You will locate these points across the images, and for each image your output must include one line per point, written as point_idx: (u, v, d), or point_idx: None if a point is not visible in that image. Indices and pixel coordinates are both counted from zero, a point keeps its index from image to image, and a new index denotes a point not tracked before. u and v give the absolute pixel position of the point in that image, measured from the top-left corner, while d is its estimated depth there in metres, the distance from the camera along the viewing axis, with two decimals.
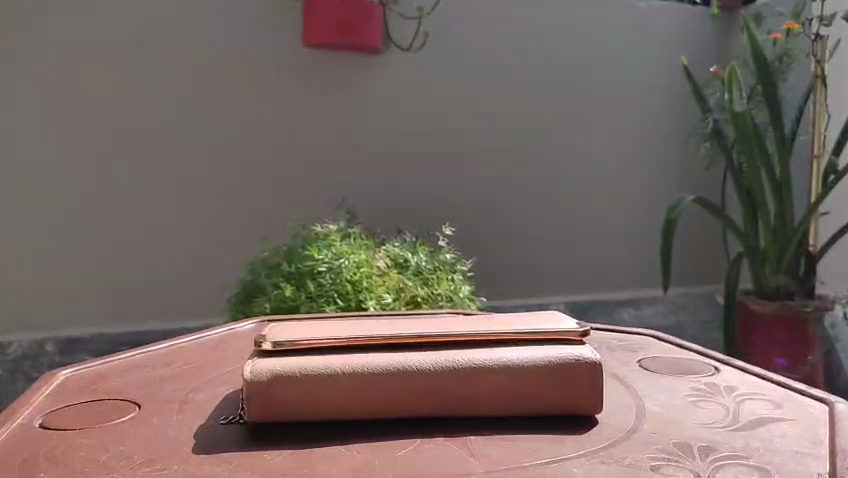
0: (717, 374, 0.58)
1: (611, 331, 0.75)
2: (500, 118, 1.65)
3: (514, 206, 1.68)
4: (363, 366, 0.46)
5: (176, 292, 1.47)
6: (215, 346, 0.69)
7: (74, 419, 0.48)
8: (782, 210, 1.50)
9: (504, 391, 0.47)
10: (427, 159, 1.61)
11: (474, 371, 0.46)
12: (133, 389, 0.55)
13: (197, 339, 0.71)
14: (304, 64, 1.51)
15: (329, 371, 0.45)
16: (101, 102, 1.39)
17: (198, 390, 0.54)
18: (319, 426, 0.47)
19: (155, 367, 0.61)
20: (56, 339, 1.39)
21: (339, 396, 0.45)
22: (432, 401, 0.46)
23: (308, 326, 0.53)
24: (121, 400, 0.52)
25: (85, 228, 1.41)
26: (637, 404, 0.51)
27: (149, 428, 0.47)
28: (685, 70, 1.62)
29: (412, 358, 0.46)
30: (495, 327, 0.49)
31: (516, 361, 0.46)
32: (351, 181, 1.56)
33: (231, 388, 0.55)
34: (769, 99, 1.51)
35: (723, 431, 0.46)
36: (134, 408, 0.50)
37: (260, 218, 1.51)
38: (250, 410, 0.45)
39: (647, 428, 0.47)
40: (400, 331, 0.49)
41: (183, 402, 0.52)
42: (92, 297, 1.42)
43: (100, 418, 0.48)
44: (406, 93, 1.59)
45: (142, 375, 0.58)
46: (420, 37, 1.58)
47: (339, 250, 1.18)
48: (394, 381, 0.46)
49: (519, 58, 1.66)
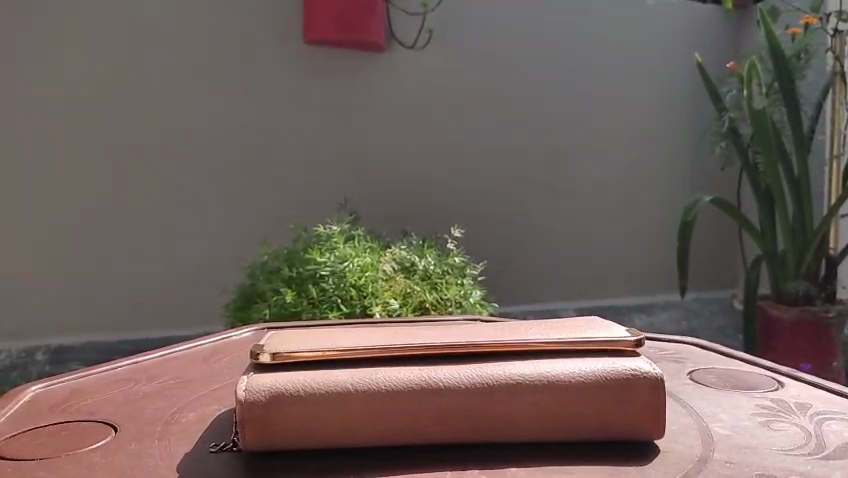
0: (782, 390, 0.52)
1: (649, 338, 0.69)
2: (510, 116, 1.59)
3: (523, 208, 1.61)
4: (381, 383, 0.39)
5: (172, 299, 1.41)
6: (211, 356, 0.62)
7: (37, 446, 0.42)
8: (802, 210, 1.43)
9: (549, 413, 0.40)
10: (434, 160, 1.55)
11: (513, 388, 0.40)
12: (111, 409, 0.48)
13: (188, 348, 0.65)
14: (305, 62, 1.45)
15: (340, 389, 0.39)
16: (90, 98, 1.33)
17: (187, 409, 0.48)
18: (330, 454, 0.41)
19: (137, 381, 0.54)
20: (46, 348, 1.32)
21: (352, 419, 0.39)
22: (463, 423, 0.40)
23: (314, 335, 0.46)
24: (94, 423, 0.45)
25: (78, 233, 1.35)
26: (700, 425, 0.45)
27: (125, 456, 0.40)
28: (699, 67, 1.56)
29: (440, 372, 0.40)
30: (535, 336, 0.43)
31: (562, 376, 0.40)
32: (355, 184, 1.50)
33: (226, 407, 0.48)
34: (788, 94, 1.45)
35: (812, 459, 0.40)
36: (110, 432, 0.44)
37: (259, 221, 1.45)
38: (246, 434, 0.39)
39: (722, 455, 0.40)
40: (422, 340, 0.43)
41: (168, 423, 0.45)
42: (84, 305, 1.36)
43: (68, 444, 0.42)
44: (410, 93, 1.53)
45: (121, 391, 0.52)
46: (425, 32, 1.53)
47: (342, 253, 1.12)
48: (418, 400, 0.39)
49: (526, 56, 1.59)
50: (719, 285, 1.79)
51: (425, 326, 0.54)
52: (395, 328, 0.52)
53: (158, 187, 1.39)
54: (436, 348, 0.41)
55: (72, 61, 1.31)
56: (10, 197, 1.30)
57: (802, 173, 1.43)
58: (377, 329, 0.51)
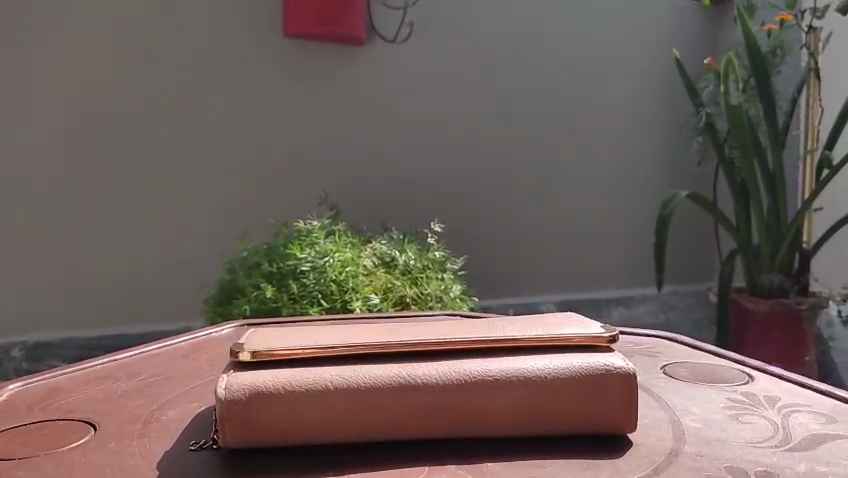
0: (752, 384, 0.53)
1: (625, 333, 0.70)
2: (491, 111, 1.60)
3: (502, 202, 1.62)
4: (360, 380, 0.40)
5: (150, 295, 1.40)
6: (192, 353, 0.62)
7: (15, 446, 0.42)
8: (775, 204, 1.46)
9: (526, 408, 0.41)
10: (414, 155, 1.56)
11: (490, 384, 0.40)
12: (91, 407, 0.48)
13: (168, 345, 0.64)
14: (285, 56, 1.45)
15: (319, 387, 0.39)
16: (66, 91, 1.32)
17: (167, 406, 0.48)
18: (309, 451, 0.41)
19: (117, 379, 0.54)
20: (23, 344, 1.32)
21: (331, 416, 0.39)
22: (441, 419, 0.40)
23: (293, 331, 0.46)
24: (74, 422, 0.45)
25: (55, 227, 1.34)
26: (672, 418, 0.46)
27: (105, 455, 0.40)
28: (677, 62, 1.57)
29: (418, 369, 0.40)
30: (512, 332, 0.43)
31: (538, 371, 0.41)
32: (335, 178, 1.50)
33: (207, 405, 0.48)
34: (763, 90, 1.47)
35: (779, 451, 0.41)
36: (89, 430, 0.44)
37: (239, 215, 1.45)
38: (226, 432, 0.39)
39: (693, 448, 0.42)
40: (401, 337, 0.43)
41: (148, 422, 0.45)
42: (60, 300, 1.35)
43: (47, 443, 0.42)
44: (390, 88, 1.53)
45: (101, 389, 0.52)
46: (407, 25, 1.53)
47: (323, 248, 1.13)
48: (396, 397, 0.40)
49: (507, 51, 1.60)
50: (696, 278, 1.82)
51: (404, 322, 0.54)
52: (375, 323, 0.52)
53: (137, 181, 1.38)
54: (414, 345, 0.42)
55: (47, 54, 1.30)
56: None
57: (776, 168, 1.45)
58: (356, 326, 0.52)
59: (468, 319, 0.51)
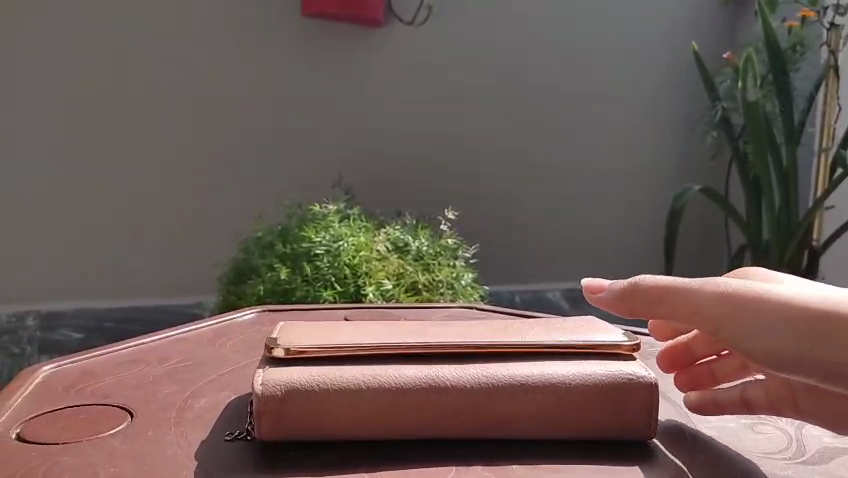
0: None
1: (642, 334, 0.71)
2: (508, 97, 1.60)
3: (513, 190, 1.63)
4: (392, 379, 0.41)
5: (161, 271, 1.46)
6: (218, 338, 0.63)
7: (57, 430, 0.43)
8: (787, 199, 1.46)
9: (555, 413, 0.42)
10: (428, 139, 1.56)
11: (518, 388, 0.42)
12: (125, 392, 0.49)
13: (193, 329, 0.65)
14: (303, 37, 1.46)
15: (354, 385, 0.41)
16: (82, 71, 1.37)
17: (198, 395, 0.49)
18: (336, 446, 0.42)
19: (147, 364, 0.55)
20: (36, 313, 1.40)
21: (365, 413, 0.41)
22: (470, 420, 0.42)
23: (325, 325, 0.48)
24: (110, 408, 0.47)
25: (72, 201, 1.40)
26: (692, 426, 0.49)
27: (145, 444, 0.42)
28: (696, 55, 1.56)
29: (450, 370, 0.42)
30: (537, 337, 0.45)
31: (564, 377, 0.42)
32: (348, 160, 1.52)
33: (238, 393, 0.50)
34: (782, 86, 1.47)
35: (792, 463, 0.44)
36: (126, 417, 0.45)
37: (254, 195, 1.49)
38: (263, 425, 0.41)
39: (710, 455, 0.44)
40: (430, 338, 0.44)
41: (182, 410, 0.47)
42: (72, 274, 1.42)
43: (88, 429, 0.43)
44: (407, 71, 1.53)
45: (132, 374, 0.53)
46: (425, 8, 1.53)
47: (337, 231, 1.14)
48: (427, 397, 0.41)
49: (525, 37, 1.59)
50: (704, 272, 1.82)
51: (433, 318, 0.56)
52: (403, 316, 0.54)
53: (149, 159, 1.43)
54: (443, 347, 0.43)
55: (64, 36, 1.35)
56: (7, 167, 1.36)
57: (790, 166, 1.46)
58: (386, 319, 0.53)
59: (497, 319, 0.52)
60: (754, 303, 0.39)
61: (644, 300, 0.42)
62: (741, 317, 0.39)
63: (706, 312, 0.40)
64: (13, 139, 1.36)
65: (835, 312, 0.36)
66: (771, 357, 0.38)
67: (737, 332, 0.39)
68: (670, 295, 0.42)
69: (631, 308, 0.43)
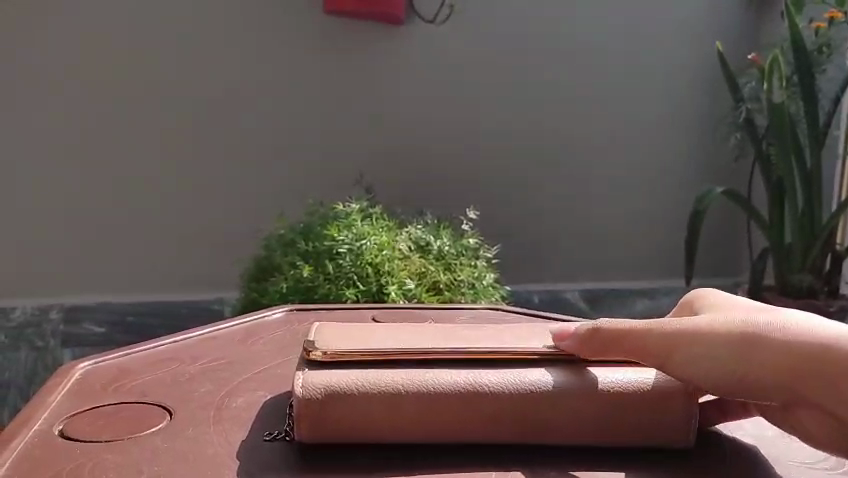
0: None
1: None
2: (530, 96, 1.59)
3: (533, 189, 1.62)
4: (428, 384, 0.45)
5: (183, 266, 1.49)
6: (250, 336, 0.65)
7: (99, 429, 0.46)
8: (811, 202, 1.44)
9: (584, 417, 0.46)
10: (449, 138, 1.56)
11: (543, 395, 0.46)
12: (161, 391, 0.52)
13: (230, 326, 0.67)
14: (325, 35, 1.47)
15: (391, 390, 0.45)
16: (107, 71, 1.42)
17: (234, 393, 0.52)
18: (367, 455, 0.46)
19: (182, 361, 0.58)
20: (60, 306, 1.45)
21: (402, 415, 0.45)
22: (501, 423, 0.46)
23: (370, 327, 0.52)
24: (149, 406, 0.50)
25: (97, 197, 1.45)
26: (732, 434, 0.53)
27: (185, 443, 0.45)
28: (720, 55, 1.55)
29: (489, 376, 0.46)
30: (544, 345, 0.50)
31: (584, 384, 0.46)
32: (370, 158, 1.53)
33: (273, 394, 0.52)
34: (807, 88, 1.46)
35: (829, 473, 0.48)
36: (166, 416, 0.48)
37: (276, 194, 1.50)
38: (303, 426, 0.45)
39: (754, 464, 0.49)
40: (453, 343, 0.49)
41: (219, 409, 0.50)
42: (96, 269, 1.47)
43: (130, 427, 0.47)
44: (428, 69, 1.53)
45: (168, 370, 0.56)
46: (446, 7, 1.53)
47: (360, 230, 1.14)
48: (461, 401, 0.45)
49: (548, 37, 1.59)
50: (726, 274, 1.80)
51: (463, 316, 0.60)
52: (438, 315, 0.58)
53: (171, 156, 1.46)
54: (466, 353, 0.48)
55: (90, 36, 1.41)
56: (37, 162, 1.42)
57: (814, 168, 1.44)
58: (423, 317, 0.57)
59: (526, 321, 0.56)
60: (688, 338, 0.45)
61: (595, 339, 0.48)
62: (683, 350, 0.46)
63: (649, 351, 0.47)
64: (39, 133, 1.42)
65: (755, 334, 0.44)
66: (714, 382, 0.45)
67: (675, 367, 0.46)
68: (620, 337, 0.47)
69: (583, 348, 0.48)
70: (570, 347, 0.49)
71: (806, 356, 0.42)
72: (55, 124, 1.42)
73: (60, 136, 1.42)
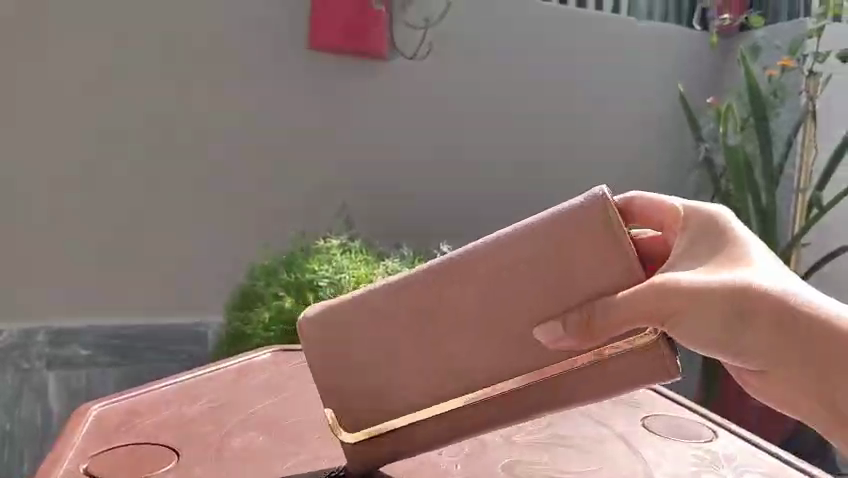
0: (714, 440, 0.72)
1: None
2: (503, 129, 1.73)
3: (507, 218, 1.76)
4: (436, 421, 0.57)
5: (170, 290, 1.51)
6: (241, 377, 0.77)
7: (117, 467, 0.56)
8: (767, 236, 1.54)
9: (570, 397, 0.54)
10: (423, 171, 1.67)
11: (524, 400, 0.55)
12: (167, 432, 0.62)
13: (218, 370, 0.78)
14: (309, 69, 1.54)
15: (407, 431, 0.58)
16: (96, 96, 1.41)
17: (232, 433, 0.63)
18: None
19: (183, 403, 0.68)
20: (46, 330, 1.40)
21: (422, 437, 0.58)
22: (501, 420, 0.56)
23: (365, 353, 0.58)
24: (159, 446, 0.59)
25: (84, 221, 1.43)
26: (648, 471, 0.63)
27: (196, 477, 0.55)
28: (682, 97, 1.66)
29: (483, 398, 0.55)
30: (524, 349, 0.54)
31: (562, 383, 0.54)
32: (353, 194, 1.61)
33: (263, 436, 0.63)
34: (760, 131, 1.57)
35: None
36: (175, 454, 0.58)
37: (263, 225, 1.56)
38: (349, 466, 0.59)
39: None
40: (447, 372, 0.56)
41: (221, 446, 0.60)
42: (82, 294, 1.44)
43: (146, 465, 0.56)
44: (409, 105, 1.63)
45: (171, 413, 0.66)
46: (426, 44, 1.63)
47: (340, 264, 1.22)
48: (462, 425, 0.56)
49: (518, 72, 1.72)
50: None
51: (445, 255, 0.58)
52: (418, 288, 0.57)
53: (160, 183, 1.47)
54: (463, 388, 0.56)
55: (79, 58, 1.39)
56: (13, 186, 1.37)
57: (769, 203, 1.54)
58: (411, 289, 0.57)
59: (501, 277, 0.54)
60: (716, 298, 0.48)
61: (604, 313, 0.51)
62: (682, 313, 0.49)
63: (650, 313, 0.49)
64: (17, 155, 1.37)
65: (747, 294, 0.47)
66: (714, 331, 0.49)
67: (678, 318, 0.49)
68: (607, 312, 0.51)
69: (592, 323, 0.51)
70: (568, 337, 0.52)
71: (835, 337, 0.46)
72: (37, 146, 1.38)
73: (45, 158, 1.39)
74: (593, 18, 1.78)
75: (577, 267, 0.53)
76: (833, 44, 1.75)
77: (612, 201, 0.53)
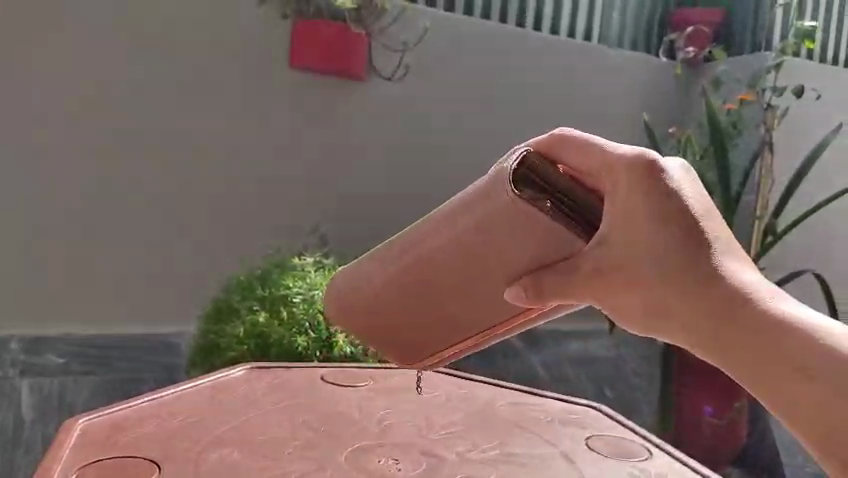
0: (648, 459, 0.78)
1: (554, 405, 0.92)
2: (476, 151, 1.79)
3: None
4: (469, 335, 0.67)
5: (146, 300, 1.54)
6: (218, 393, 0.82)
7: None
8: None
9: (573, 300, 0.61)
10: (397, 191, 1.72)
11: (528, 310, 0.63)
12: (150, 446, 0.66)
13: (195, 387, 0.83)
14: (290, 88, 1.59)
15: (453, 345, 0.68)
16: (80, 107, 1.44)
17: (210, 448, 0.68)
18: None
19: (164, 418, 0.73)
20: (21, 337, 1.42)
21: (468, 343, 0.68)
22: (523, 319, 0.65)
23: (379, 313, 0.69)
24: (141, 458, 0.64)
25: (63, 230, 1.45)
26: None
27: None
28: (646, 125, 1.74)
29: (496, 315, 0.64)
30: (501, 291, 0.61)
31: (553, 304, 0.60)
32: (330, 213, 1.66)
33: (237, 451, 0.68)
34: (720, 160, 1.65)
35: None
36: (157, 467, 0.63)
37: (240, 240, 1.60)
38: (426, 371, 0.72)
39: None
40: (451, 312, 0.65)
41: (200, 459, 0.65)
42: (58, 302, 1.46)
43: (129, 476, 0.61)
44: (386, 127, 1.69)
45: (153, 427, 0.71)
46: (402, 67, 1.69)
47: (313, 281, 1.27)
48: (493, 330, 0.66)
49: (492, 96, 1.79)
50: None
51: (408, 228, 0.66)
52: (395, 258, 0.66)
53: (140, 195, 1.50)
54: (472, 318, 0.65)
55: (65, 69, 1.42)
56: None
57: None
58: (387, 267, 0.66)
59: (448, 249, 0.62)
60: (639, 289, 0.50)
61: (545, 283, 0.55)
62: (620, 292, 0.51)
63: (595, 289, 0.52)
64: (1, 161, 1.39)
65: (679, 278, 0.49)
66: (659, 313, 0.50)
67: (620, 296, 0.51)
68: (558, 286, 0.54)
69: (536, 292, 0.56)
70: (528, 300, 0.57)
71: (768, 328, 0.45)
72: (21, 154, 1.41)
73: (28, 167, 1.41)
74: (566, 45, 1.86)
75: (511, 236, 0.59)
76: (791, 79, 1.84)
77: (512, 193, 0.57)
